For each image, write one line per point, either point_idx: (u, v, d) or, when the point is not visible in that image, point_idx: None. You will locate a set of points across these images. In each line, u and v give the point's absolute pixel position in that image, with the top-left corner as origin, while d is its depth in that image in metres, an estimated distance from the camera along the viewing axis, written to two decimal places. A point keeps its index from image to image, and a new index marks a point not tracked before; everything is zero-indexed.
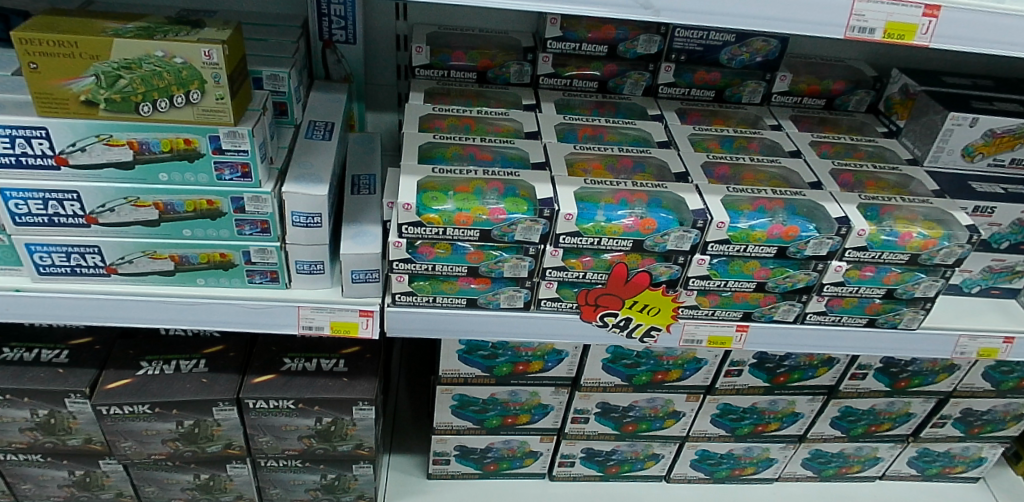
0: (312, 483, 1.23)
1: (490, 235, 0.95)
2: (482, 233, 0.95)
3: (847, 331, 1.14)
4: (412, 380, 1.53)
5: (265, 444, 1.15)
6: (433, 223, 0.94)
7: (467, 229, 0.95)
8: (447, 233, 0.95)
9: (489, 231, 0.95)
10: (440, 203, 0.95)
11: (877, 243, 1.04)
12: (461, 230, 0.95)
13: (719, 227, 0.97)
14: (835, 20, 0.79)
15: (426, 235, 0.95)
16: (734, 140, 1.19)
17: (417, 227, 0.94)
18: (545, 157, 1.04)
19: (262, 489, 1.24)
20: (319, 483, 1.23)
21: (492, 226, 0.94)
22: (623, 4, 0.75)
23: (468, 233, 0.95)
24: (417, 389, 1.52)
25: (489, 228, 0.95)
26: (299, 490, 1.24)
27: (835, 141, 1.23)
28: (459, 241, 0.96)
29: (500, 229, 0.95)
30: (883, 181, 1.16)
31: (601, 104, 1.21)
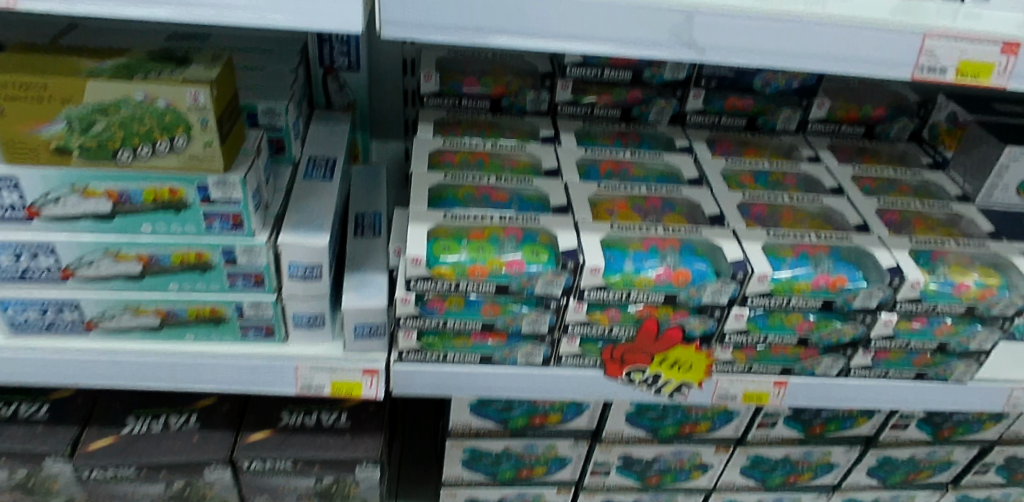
0: None
1: (507, 289, 0.87)
2: (499, 287, 0.86)
3: (894, 384, 1.05)
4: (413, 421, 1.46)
5: None
6: (444, 276, 0.85)
7: (482, 283, 0.86)
8: (459, 287, 0.86)
9: (507, 285, 0.86)
10: (451, 254, 0.86)
11: (930, 295, 0.95)
12: (475, 284, 0.86)
13: (761, 279, 0.88)
14: (902, 60, 0.69)
15: (436, 288, 0.85)
16: (769, 175, 1.09)
17: (427, 281, 0.85)
18: (566, 199, 0.94)
19: None
20: None
21: (510, 279, 0.86)
22: (663, 43, 0.65)
23: (484, 287, 0.86)
24: (424, 432, 1.43)
25: (506, 281, 0.86)
26: None
27: (877, 175, 1.13)
28: (472, 295, 0.87)
29: (518, 283, 0.86)
30: (932, 220, 1.07)
31: (624, 134, 1.11)
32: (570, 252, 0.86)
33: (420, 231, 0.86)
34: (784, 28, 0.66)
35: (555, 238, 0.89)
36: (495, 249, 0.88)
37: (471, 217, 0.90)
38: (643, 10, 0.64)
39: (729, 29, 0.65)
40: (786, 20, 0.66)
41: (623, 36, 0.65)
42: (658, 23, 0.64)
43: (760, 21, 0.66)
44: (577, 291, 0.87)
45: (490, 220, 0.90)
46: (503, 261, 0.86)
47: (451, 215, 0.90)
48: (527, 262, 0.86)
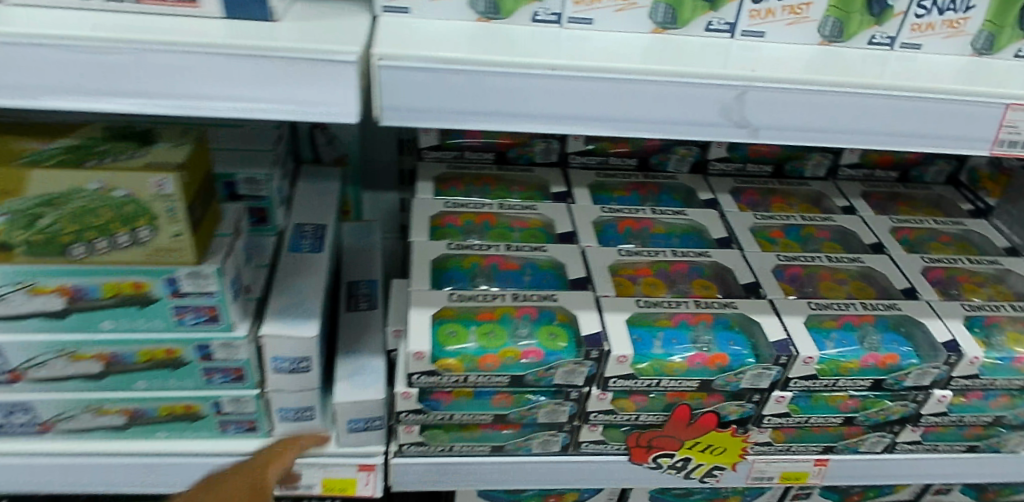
0: None
1: (522, 381, 0.76)
2: (513, 378, 0.76)
3: (943, 458, 0.96)
4: None
5: None
6: (451, 369, 0.75)
7: (493, 375, 0.76)
8: (469, 381, 0.76)
9: (522, 376, 0.76)
10: (459, 342, 0.77)
11: (987, 368, 0.86)
12: (487, 376, 0.76)
13: (806, 362, 0.79)
14: (982, 134, 0.60)
15: (441, 383, 0.75)
16: (801, 229, 1.00)
17: (432, 376, 0.74)
18: (585, 271, 0.84)
19: None
20: None
21: (525, 371, 0.76)
22: (711, 123, 0.55)
23: (496, 379, 0.76)
24: None
25: (521, 373, 0.76)
26: None
27: (917, 225, 1.03)
28: (483, 387, 0.77)
29: (535, 375, 0.76)
30: (978, 276, 0.98)
31: (641, 185, 1.02)
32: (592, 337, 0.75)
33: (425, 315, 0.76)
34: (851, 102, 0.57)
35: (573, 320, 0.79)
36: (507, 334, 0.78)
37: (480, 297, 0.79)
38: (687, 89, 0.54)
39: (788, 106, 0.56)
40: (854, 93, 0.56)
41: (664, 116, 0.55)
42: (707, 101, 0.54)
43: (823, 96, 0.56)
44: (600, 381, 0.77)
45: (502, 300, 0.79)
46: (516, 350, 0.77)
47: (457, 295, 0.80)
48: (544, 350, 0.76)
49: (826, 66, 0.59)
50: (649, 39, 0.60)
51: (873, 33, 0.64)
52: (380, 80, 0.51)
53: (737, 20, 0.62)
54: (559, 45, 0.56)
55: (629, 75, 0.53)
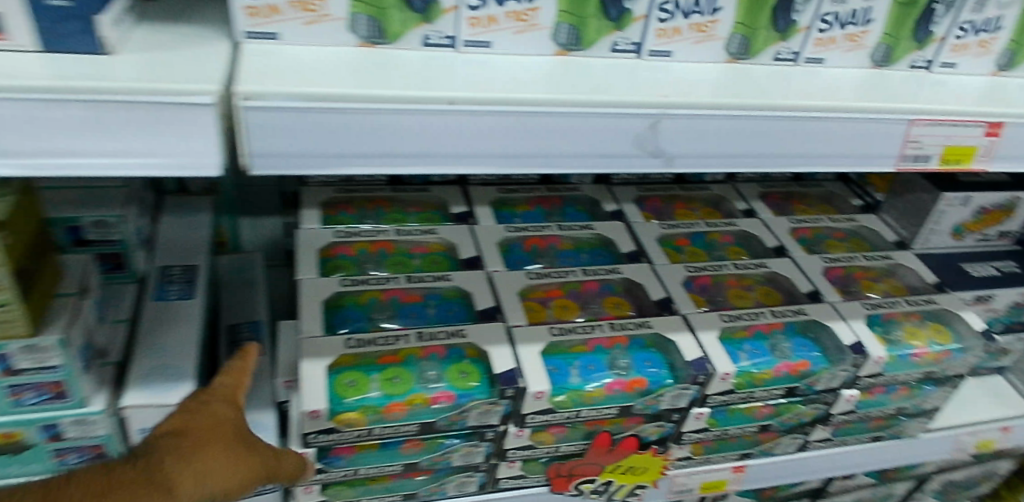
0: None
1: (432, 427, 0.70)
2: (423, 425, 0.70)
3: (850, 451, 0.99)
4: None
5: None
6: (353, 423, 0.68)
7: (401, 425, 0.69)
8: (373, 433, 0.68)
9: (432, 423, 0.70)
10: (360, 392, 0.69)
11: (891, 365, 0.88)
12: (393, 427, 0.69)
13: (724, 379, 0.77)
14: (887, 151, 0.59)
15: (343, 440, 0.68)
16: (705, 235, 1.00)
17: (331, 433, 0.67)
18: (493, 299, 0.78)
19: None
20: None
21: (435, 417, 0.70)
22: (624, 153, 0.52)
23: (405, 428, 0.69)
24: None
25: (431, 419, 0.70)
26: None
27: (814, 224, 1.05)
28: (390, 439, 0.70)
29: (446, 420, 0.70)
30: (872, 271, 1.01)
31: (544, 199, 0.98)
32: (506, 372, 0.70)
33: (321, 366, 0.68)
34: (764, 127, 0.54)
35: (484, 355, 0.74)
36: (414, 378, 0.71)
37: (381, 340, 0.72)
38: (597, 121, 0.50)
39: (701, 134, 0.53)
40: (767, 118, 0.54)
41: (573, 149, 0.50)
42: (618, 131, 0.51)
43: (735, 120, 0.53)
44: (518, 418, 0.72)
45: (405, 341, 0.72)
46: (425, 394, 0.70)
47: (355, 340, 0.72)
48: (456, 392, 0.70)
49: (737, 88, 0.56)
50: (552, 64, 0.55)
51: (778, 49, 0.62)
52: (244, 122, 0.44)
53: (643, 39, 0.58)
54: (452, 74, 0.50)
55: (536, 107, 0.49)
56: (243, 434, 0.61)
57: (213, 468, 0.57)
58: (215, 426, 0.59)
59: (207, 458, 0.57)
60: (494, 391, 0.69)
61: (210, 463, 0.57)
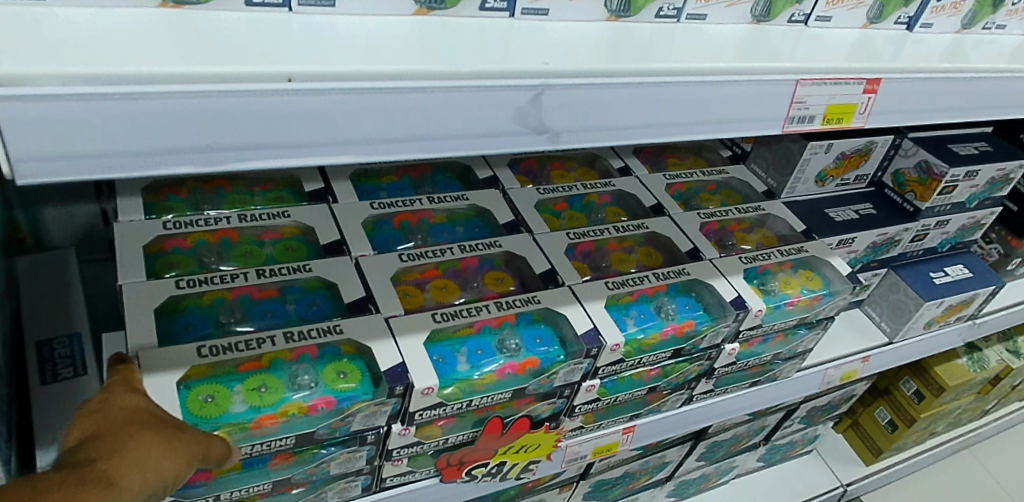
0: None
1: (310, 438, 0.63)
2: (300, 438, 0.62)
3: (731, 398, 1.02)
4: None
5: None
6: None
7: (272, 439, 0.61)
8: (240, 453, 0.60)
9: (310, 432, 0.62)
10: (221, 409, 0.58)
11: (768, 315, 0.90)
12: (264, 442, 0.60)
13: (614, 350, 0.75)
14: (775, 114, 0.57)
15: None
16: (583, 197, 0.96)
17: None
18: (364, 289, 0.70)
19: None
20: None
21: (314, 426, 0.62)
22: (506, 132, 0.45)
23: (280, 442, 0.61)
24: None
25: (309, 429, 0.62)
26: None
27: (688, 179, 1.05)
28: (257, 455, 0.62)
29: (327, 428, 0.63)
30: (744, 223, 1.03)
31: (410, 168, 0.90)
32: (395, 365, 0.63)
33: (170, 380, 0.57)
34: (655, 94, 0.49)
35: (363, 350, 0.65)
36: (285, 384, 0.62)
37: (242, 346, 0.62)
38: (473, 96, 0.42)
39: (589, 106, 0.47)
40: (657, 84, 0.49)
41: (446, 131, 0.43)
42: (498, 108, 0.43)
43: (625, 88, 0.47)
44: (407, 417, 0.66)
45: (269, 345, 0.63)
46: (302, 402, 0.61)
47: (208, 348, 0.61)
48: (337, 396, 0.62)
49: (622, 50, 0.50)
50: (410, 25, 0.47)
51: (660, 4, 0.58)
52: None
53: None
54: (281, 42, 0.40)
55: (396, 82, 0.40)
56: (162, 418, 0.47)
57: (147, 454, 0.42)
58: (129, 414, 0.44)
59: (138, 442, 0.42)
60: (381, 392, 0.63)
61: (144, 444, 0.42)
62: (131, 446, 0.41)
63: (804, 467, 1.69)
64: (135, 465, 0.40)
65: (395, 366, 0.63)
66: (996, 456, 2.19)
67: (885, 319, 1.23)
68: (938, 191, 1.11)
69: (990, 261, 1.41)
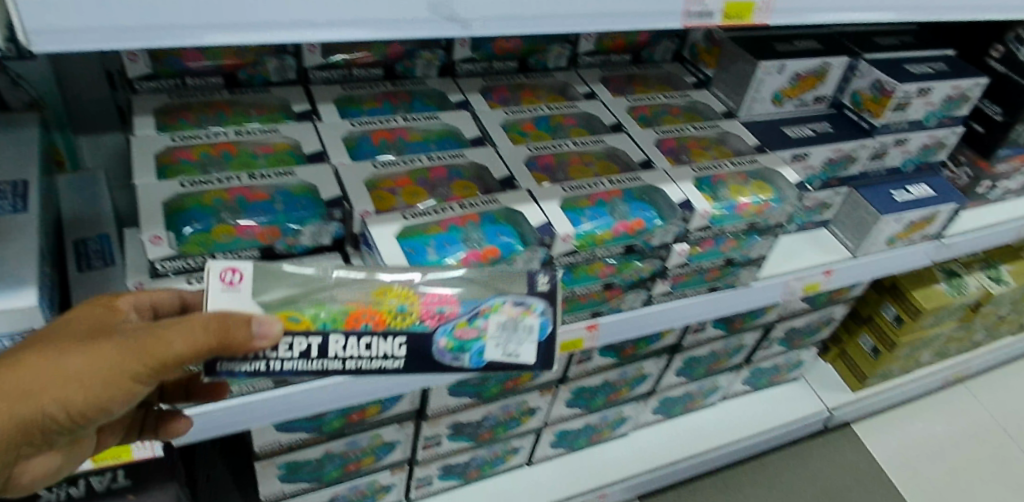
0: None
1: (432, 354, 0.59)
2: (413, 348, 0.59)
3: (691, 302, 1.11)
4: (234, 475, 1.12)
5: None
6: (300, 330, 0.57)
7: (380, 339, 0.58)
8: (338, 351, 0.57)
9: (423, 332, 0.59)
10: (317, 300, 0.58)
11: (716, 219, 0.99)
12: (360, 345, 0.58)
13: (566, 240, 0.84)
14: (672, 9, 0.66)
15: (310, 369, 0.57)
16: (549, 118, 1.06)
17: (298, 359, 0.57)
18: (340, 189, 0.80)
19: None
20: None
21: (437, 325, 0.60)
22: (422, 19, 0.56)
23: (384, 353, 0.58)
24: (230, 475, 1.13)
25: (423, 329, 0.59)
26: None
27: (650, 102, 1.15)
28: (360, 367, 0.58)
29: (448, 339, 0.60)
30: (703, 141, 1.13)
31: (391, 95, 0.99)
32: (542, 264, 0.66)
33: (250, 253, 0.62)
34: None
35: (483, 283, 0.63)
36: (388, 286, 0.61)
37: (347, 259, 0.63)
38: None
39: None
40: None
41: (371, 17, 0.53)
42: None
43: None
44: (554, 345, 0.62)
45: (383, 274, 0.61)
46: (405, 299, 0.60)
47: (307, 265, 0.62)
48: (456, 296, 0.62)
49: None
50: None
51: None
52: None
53: None
54: None
55: None
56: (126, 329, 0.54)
57: (77, 361, 0.52)
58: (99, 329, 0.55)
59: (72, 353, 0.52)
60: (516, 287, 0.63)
61: (71, 358, 0.52)
62: (58, 357, 0.52)
63: (790, 392, 1.78)
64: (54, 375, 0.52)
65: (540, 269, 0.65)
66: (991, 390, 2.25)
67: (849, 235, 1.31)
68: (890, 107, 1.17)
69: (961, 184, 1.47)
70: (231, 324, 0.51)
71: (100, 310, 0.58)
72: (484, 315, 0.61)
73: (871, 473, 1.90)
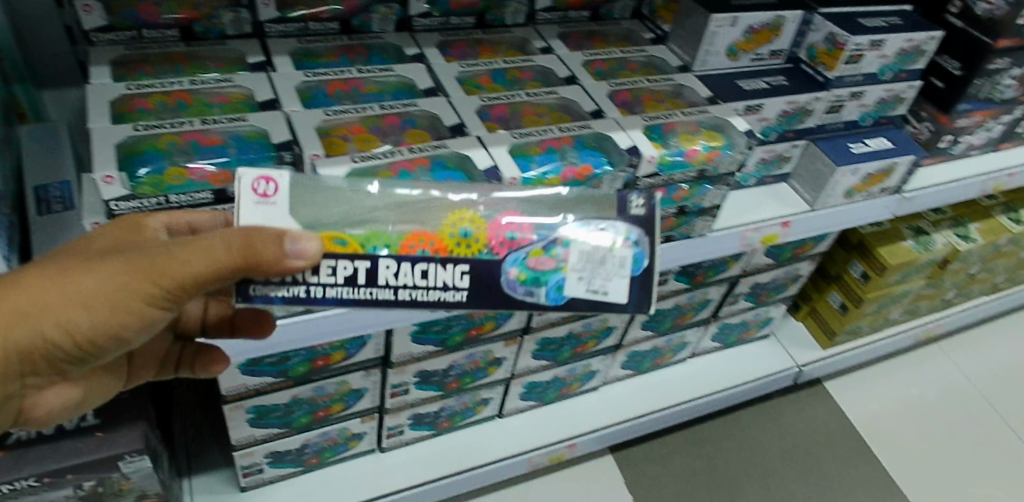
0: None
1: (502, 283, 0.62)
2: (476, 278, 0.62)
3: None
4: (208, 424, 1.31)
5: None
6: (346, 254, 0.61)
7: (444, 268, 0.62)
8: (400, 278, 0.62)
9: (486, 260, 0.62)
10: (374, 227, 0.63)
11: (666, 166, 1.02)
12: (422, 273, 0.62)
13: (512, 183, 0.89)
14: None
15: (355, 297, 0.61)
16: (505, 72, 1.09)
17: (346, 286, 0.61)
18: (289, 133, 0.84)
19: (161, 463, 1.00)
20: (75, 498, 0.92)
21: (507, 254, 0.63)
22: None
23: (446, 282, 0.62)
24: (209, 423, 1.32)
25: (492, 257, 0.62)
26: None
27: (607, 56, 1.18)
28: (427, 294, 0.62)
29: (521, 270, 0.62)
30: (658, 94, 1.14)
31: (349, 48, 1.02)
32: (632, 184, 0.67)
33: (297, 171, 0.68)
34: None
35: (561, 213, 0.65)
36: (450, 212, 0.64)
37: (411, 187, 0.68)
38: None
39: None
40: None
41: None
42: None
43: None
44: (646, 275, 0.64)
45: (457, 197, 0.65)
46: (473, 226, 0.63)
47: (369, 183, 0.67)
48: (531, 224, 0.64)
49: None
50: None
51: None
52: None
53: None
54: None
55: None
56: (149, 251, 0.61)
57: (100, 277, 0.59)
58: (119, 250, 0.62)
59: (96, 269, 0.59)
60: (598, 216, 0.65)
61: (94, 274, 0.59)
62: (83, 272, 0.59)
63: (761, 349, 1.82)
64: (79, 287, 0.59)
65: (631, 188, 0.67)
66: (966, 350, 2.29)
67: (807, 188, 1.34)
68: (843, 59, 1.20)
69: (922, 139, 1.50)
70: (261, 245, 0.56)
71: (122, 234, 0.65)
72: (563, 245, 0.64)
73: (841, 429, 1.94)
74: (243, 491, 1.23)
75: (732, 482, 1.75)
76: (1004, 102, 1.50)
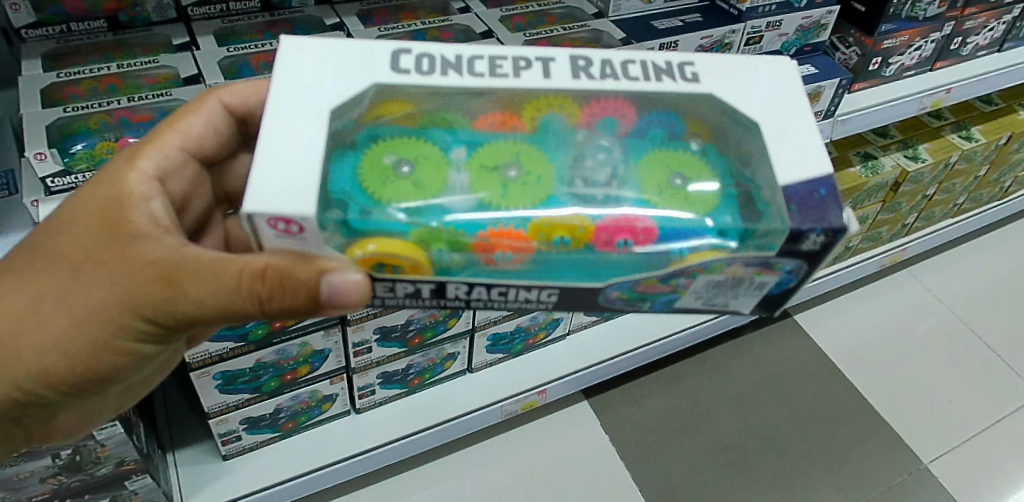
0: (45, 471, 1.00)
1: (603, 300, 0.61)
2: (563, 297, 0.61)
3: None
4: (190, 398, 1.40)
5: (25, 471, 0.98)
6: (406, 278, 0.58)
7: (533, 287, 0.59)
8: (480, 292, 0.60)
9: (580, 286, 0.59)
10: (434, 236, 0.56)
11: None
12: (506, 290, 0.60)
13: None
14: None
15: (416, 304, 0.62)
16: (426, 33, 1.14)
17: (407, 297, 0.61)
18: None
19: (134, 431, 1.07)
20: (55, 467, 1.00)
21: (612, 277, 0.59)
22: None
23: (539, 299, 0.61)
24: (190, 398, 1.40)
25: (598, 283, 0.59)
26: (32, 483, 1.01)
27: (525, 11, 1.24)
28: (515, 301, 0.61)
29: (625, 292, 0.60)
30: (575, 41, 1.20)
31: (272, 23, 1.08)
32: (815, 185, 0.58)
33: (302, 84, 0.59)
34: None
35: (683, 205, 0.61)
36: (549, 217, 0.58)
37: (473, 71, 0.63)
38: None
39: None
40: None
41: None
42: None
43: None
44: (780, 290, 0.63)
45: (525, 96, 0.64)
46: (568, 233, 0.58)
47: (408, 66, 0.62)
48: (648, 231, 0.58)
49: None
50: None
51: None
52: None
53: None
54: None
55: None
56: (136, 262, 0.64)
57: (93, 298, 0.65)
58: (102, 257, 0.65)
59: (91, 290, 0.65)
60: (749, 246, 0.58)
61: (91, 296, 0.65)
62: (79, 293, 0.65)
63: None
64: (75, 310, 0.66)
65: (817, 191, 0.57)
66: (937, 271, 2.33)
67: None
68: None
69: (852, 65, 1.55)
70: (280, 288, 0.59)
71: (93, 228, 0.66)
72: (688, 277, 0.60)
73: (814, 359, 2.00)
74: (226, 460, 1.32)
75: (706, 418, 1.81)
76: (929, 20, 1.54)
